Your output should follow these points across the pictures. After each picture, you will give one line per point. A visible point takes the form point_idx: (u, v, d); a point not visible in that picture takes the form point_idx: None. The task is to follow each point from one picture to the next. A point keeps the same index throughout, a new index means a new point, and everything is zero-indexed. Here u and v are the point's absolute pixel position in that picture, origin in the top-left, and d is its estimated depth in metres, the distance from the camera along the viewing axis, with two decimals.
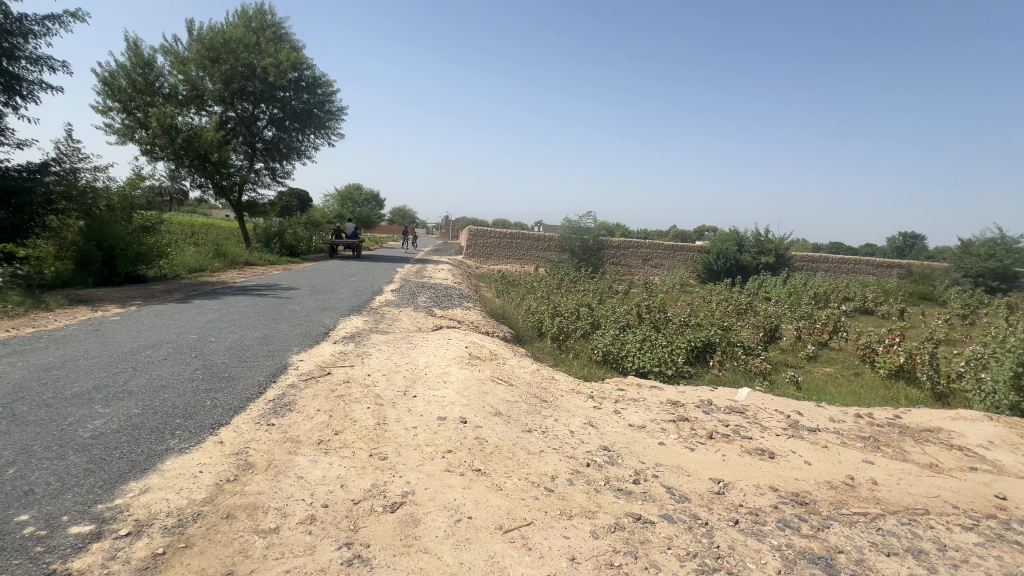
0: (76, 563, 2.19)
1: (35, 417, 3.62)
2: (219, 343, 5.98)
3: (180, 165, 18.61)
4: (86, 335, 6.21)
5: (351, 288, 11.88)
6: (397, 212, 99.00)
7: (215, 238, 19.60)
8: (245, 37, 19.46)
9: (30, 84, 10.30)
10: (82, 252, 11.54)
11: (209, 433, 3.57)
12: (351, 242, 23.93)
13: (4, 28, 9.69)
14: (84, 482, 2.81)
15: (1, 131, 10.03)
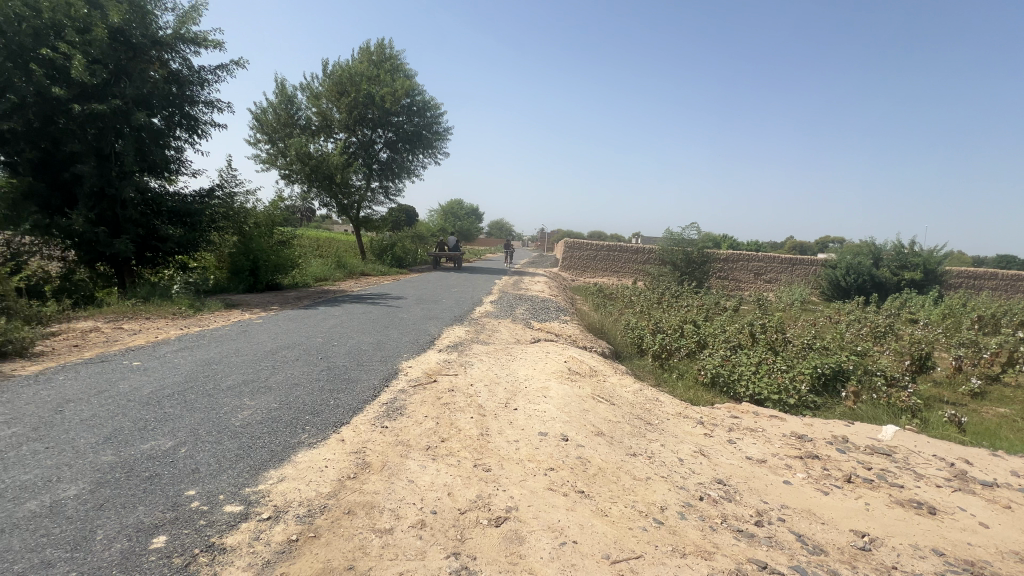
0: (230, 539, 2.49)
1: (201, 404, 4.26)
2: (340, 347, 6.59)
3: (311, 187, 21.10)
4: (236, 335, 7.20)
5: (453, 298, 12.46)
6: (495, 226, 102.21)
7: (337, 252, 21.84)
8: (367, 70, 21.60)
9: (203, 123, 12.43)
10: (235, 263, 13.58)
11: (333, 431, 3.90)
12: (453, 255, 25.19)
13: (187, 80, 11.81)
14: (235, 466, 3.22)
15: (182, 163, 12.17)
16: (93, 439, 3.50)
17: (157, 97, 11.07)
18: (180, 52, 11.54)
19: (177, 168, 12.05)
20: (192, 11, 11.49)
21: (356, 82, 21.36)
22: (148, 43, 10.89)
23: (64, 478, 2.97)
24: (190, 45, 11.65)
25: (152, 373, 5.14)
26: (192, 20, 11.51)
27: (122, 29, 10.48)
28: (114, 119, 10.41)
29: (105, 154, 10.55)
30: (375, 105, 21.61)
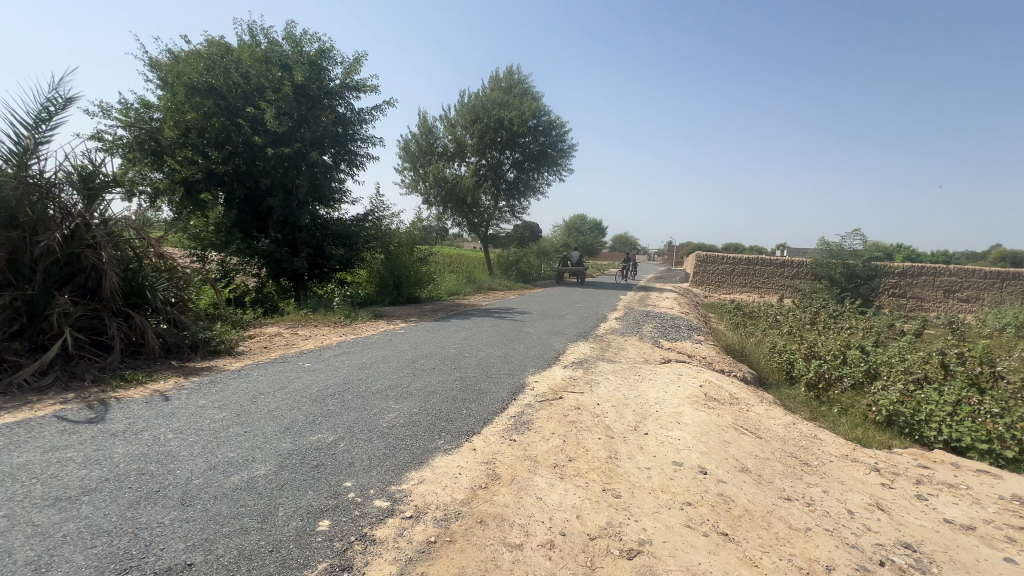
0: (379, 532, 2.73)
1: (356, 405, 4.82)
2: (471, 358, 6.96)
3: (446, 208, 22.96)
4: (383, 343, 8.06)
5: (577, 314, 12.39)
6: (619, 239, 100.01)
7: (468, 268, 23.31)
8: (497, 96, 22.95)
9: (361, 157, 14.33)
10: (383, 279, 15.33)
11: (466, 439, 4.09)
12: (576, 270, 25.18)
13: (350, 120, 13.76)
14: (383, 464, 3.55)
15: (344, 192, 14.17)
16: (277, 428, 4.16)
17: (327, 138, 13.07)
18: (346, 98, 13.51)
19: (340, 198, 14.05)
20: (355, 62, 13.39)
21: (488, 109, 22.84)
22: (322, 93, 12.96)
23: (257, 458, 3.57)
24: (353, 91, 13.59)
25: (319, 373, 5.98)
26: (355, 70, 13.42)
27: (304, 85, 12.63)
28: (296, 160, 12.53)
29: (289, 189, 12.73)
30: (504, 129, 22.80)
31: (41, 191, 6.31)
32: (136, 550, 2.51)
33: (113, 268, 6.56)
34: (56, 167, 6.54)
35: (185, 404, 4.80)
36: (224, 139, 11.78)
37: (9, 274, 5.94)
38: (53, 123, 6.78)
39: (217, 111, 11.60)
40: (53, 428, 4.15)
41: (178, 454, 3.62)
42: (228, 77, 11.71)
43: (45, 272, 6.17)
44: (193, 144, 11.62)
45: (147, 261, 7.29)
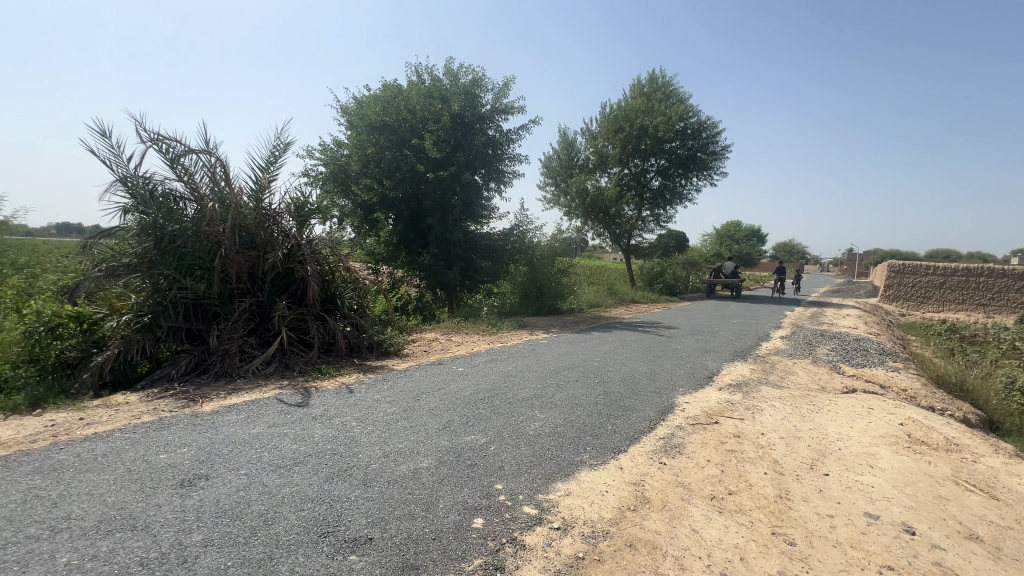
0: (528, 538, 2.80)
1: (505, 410, 5.05)
2: (615, 373, 6.78)
3: (587, 220, 22.97)
4: (528, 352, 8.34)
5: (733, 330, 11.25)
6: (781, 248, 88.69)
7: (609, 280, 22.92)
8: (641, 103, 22.35)
9: (508, 175, 15.18)
10: (526, 290, 15.96)
11: (612, 456, 3.99)
12: (730, 282, 22.96)
13: (499, 141, 14.70)
14: (531, 471, 3.65)
15: (492, 209, 15.16)
16: (436, 426, 4.57)
17: (478, 159, 14.17)
18: (495, 121, 14.51)
19: (489, 214, 15.06)
20: (504, 87, 14.31)
21: (631, 117, 22.37)
22: (475, 119, 14.12)
23: (421, 451, 3.98)
24: (501, 114, 14.53)
25: (471, 378, 6.43)
26: (504, 94, 14.34)
27: (460, 113, 13.89)
28: (452, 181, 13.81)
29: (445, 208, 14.08)
30: (648, 136, 22.06)
31: (270, 219, 8.01)
32: (332, 518, 2.98)
33: (315, 279, 8.01)
34: (280, 200, 8.24)
35: (365, 397, 5.58)
36: (395, 168, 13.56)
37: (248, 284, 7.64)
38: (278, 165, 8.57)
39: (390, 144, 13.44)
40: (275, 408, 5.18)
41: (360, 440, 4.22)
42: (399, 114, 13.48)
43: (271, 283, 7.81)
44: (372, 174, 13.62)
45: (338, 274, 8.72)
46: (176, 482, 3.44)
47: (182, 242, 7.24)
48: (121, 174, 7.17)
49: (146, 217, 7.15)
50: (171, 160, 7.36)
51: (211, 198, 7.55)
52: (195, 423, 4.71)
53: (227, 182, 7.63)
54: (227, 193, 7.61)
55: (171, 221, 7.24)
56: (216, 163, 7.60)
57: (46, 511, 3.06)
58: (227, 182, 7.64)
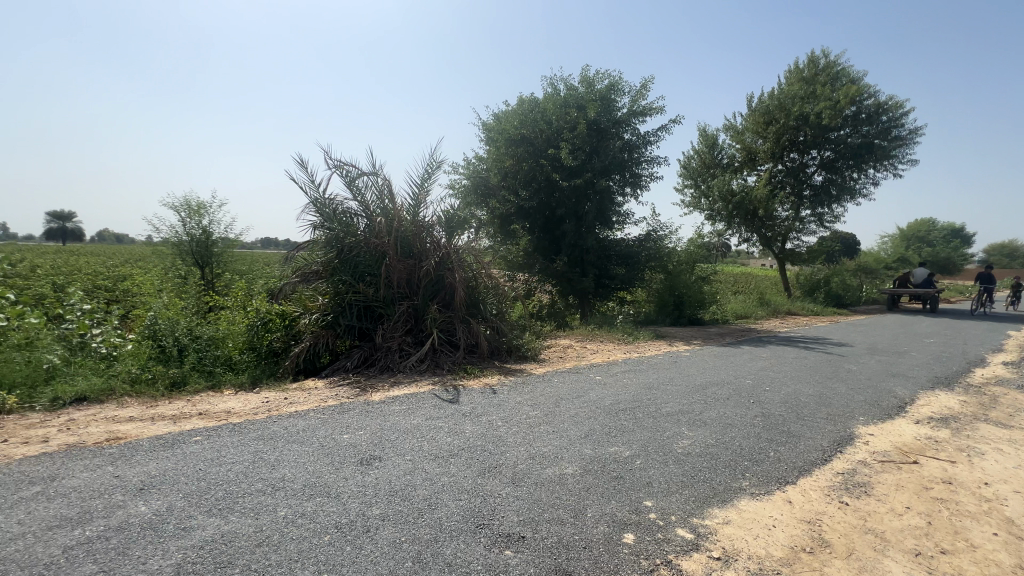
0: (684, 564, 2.65)
1: (649, 424, 4.84)
2: (774, 393, 6.05)
3: (732, 224, 20.89)
4: (669, 364, 7.90)
5: (928, 352, 9.28)
6: (994, 250, 70.98)
7: (759, 289, 20.64)
8: (800, 89, 19.86)
9: (645, 178, 14.67)
10: (663, 298, 15.28)
11: (778, 487, 3.56)
12: (922, 293, 18.98)
13: (636, 144, 14.30)
14: (683, 491, 3.44)
15: (628, 214, 14.77)
16: (579, 433, 4.58)
17: (614, 164, 13.96)
18: (632, 125, 14.17)
19: (624, 220, 14.70)
20: (641, 88, 13.89)
21: (787, 106, 19.98)
22: (611, 124, 13.95)
23: (565, 457, 4.02)
24: (639, 117, 14.13)
25: (610, 388, 6.29)
26: (641, 96, 13.93)
27: (596, 119, 13.85)
28: (587, 189, 13.82)
29: (580, 215, 14.12)
30: (809, 125, 19.46)
31: (425, 230, 8.90)
32: (487, 511, 3.16)
33: (462, 285, 8.67)
34: (433, 214, 9.10)
35: (507, 398, 5.85)
36: (531, 178, 14.01)
37: (407, 289, 8.56)
38: (431, 182, 9.48)
39: (527, 155, 13.91)
40: (430, 402, 5.71)
41: (507, 439, 4.43)
42: (536, 126, 13.93)
43: (425, 288, 8.65)
44: (508, 185, 14.22)
45: (481, 280, 9.32)
46: (357, 459, 3.99)
47: (357, 252, 8.43)
48: (313, 197, 8.61)
49: (330, 231, 8.48)
50: (350, 182, 8.63)
51: (378, 213, 8.65)
52: (368, 410, 5.41)
53: (391, 199, 8.69)
54: (391, 209, 8.66)
55: (349, 234, 8.48)
56: (383, 183, 8.69)
57: (268, 471, 3.79)
58: (391, 199, 8.69)
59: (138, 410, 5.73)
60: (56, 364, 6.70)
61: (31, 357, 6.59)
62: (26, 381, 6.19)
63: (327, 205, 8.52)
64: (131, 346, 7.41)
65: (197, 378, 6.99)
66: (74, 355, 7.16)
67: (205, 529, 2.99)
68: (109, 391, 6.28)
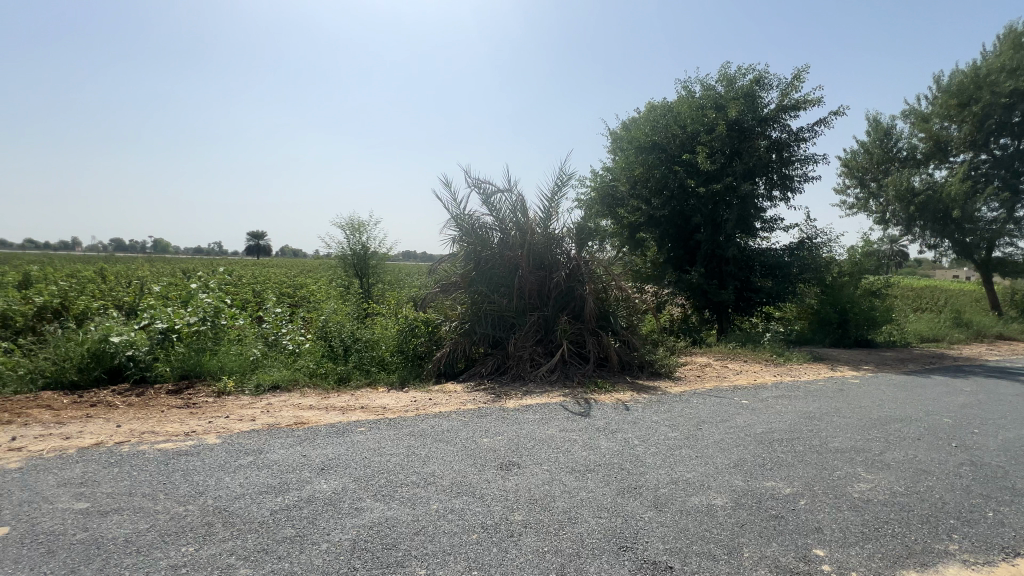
0: None
1: (812, 459, 4.25)
2: (986, 437, 4.88)
3: (913, 228, 17.39)
4: (834, 392, 6.86)
5: None
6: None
7: (953, 307, 16.93)
8: (1012, 60, 16.12)
9: (797, 179, 13.12)
10: (822, 315, 13.46)
11: (1003, 558, 2.85)
12: None
13: (787, 142, 12.88)
14: (865, 545, 2.94)
15: (775, 220, 13.33)
16: (726, 461, 4.20)
17: (759, 167, 12.72)
18: (781, 121, 12.81)
19: (771, 227, 13.27)
20: (794, 81, 12.50)
21: (992, 81, 16.28)
22: (756, 123, 12.76)
23: (712, 486, 3.71)
24: (789, 112, 12.73)
25: (760, 414, 5.67)
26: (793, 89, 12.52)
27: (738, 119, 12.79)
28: (727, 194, 12.80)
29: (718, 222, 13.16)
30: None
31: (556, 243, 9.05)
32: (629, 533, 3.06)
33: (592, 297, 8.63)
34: (564, 226, 9.23)
35: (643, 416, 5.61)
36: (662, 187, 13.40)
37: (537, 300, 8.77)
38: (562, 195, 9.63)
39: (658, 162, 13.34)
40: (563, 414, 5.75)
41: (644, 460, 4.25)
42: (669, 131, 13.32)
43: (555, 299, 8.79)
44: (638, 195, 13.76)
45: (611, 292, 9.16)
46: (497, 463, 4.18)
47: (493, 264, 8.89)
48: (453, 214, 9.33)
49: (469, 245, 9.05)
50: (487, 199, 9.17)
51: (512, 227, 9.02)
52: (505, 416, 5.64)
53: (525, 213, 9.00)
54: (525, 222, 8.96)
55: (484, 248, 8.98)
56: (517, 198, 9.06)
57: (420, 466, 4.16)
58: (523, 213, 9.01)
59: (315, 400, 6.74)
60: (258, 356, 8.22)
61: (242, 350, 8.18)
62: (239, 369, 7.71)
63: (466, 220, 9.12)
64: (310, 345, 8.79)
65: (358, 375, 7.99)
66: (270, 350, 8.72)
67: (372, 511, 3.38)
68: (294, 381, 7.51)
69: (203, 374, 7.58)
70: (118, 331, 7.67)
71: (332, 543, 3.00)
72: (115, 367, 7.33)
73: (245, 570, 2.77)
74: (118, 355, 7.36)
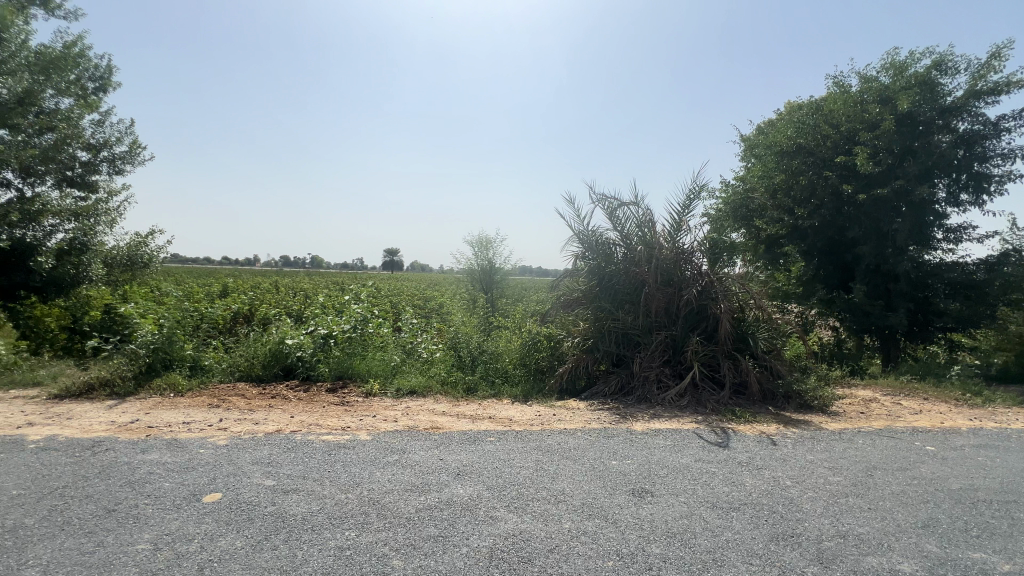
0: None
1: None
2: None
3: None
4: None
5: None
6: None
7: None
8: None
9: (996, 178, 10.77)
10: None
11: None
12: None
13: (981, 135, 10.66)
14: None
15: (964, 228, 11.06)
16: (911, 520, 3.51)
17: (941, 166, 10.70)
18: (971, 111, 10.67)
19: (960, 237, 11.00)
20: (992, 60, 10.33)
21: None
22: (936, 115, 10.79)
23: (895, 547, 3.13)
24: (984, 99, 10.54)
25: (955, 466, 4.65)
26: (990, 70, 10.36)
27: (912, 112, 10.91)
28: (895, 200, 10.92)
29: (884, 233, 11.14)
30: None
31: (685, 258, 8.57)
32: None
33: (727, 317, 7.97)
34: (695, 240, 8.71)
35: (794, 454, 4.98)
36: (810, 194, 11.91)
37: (665, 318, 8.35)
38: (692, 207, 9.12)
39: (805, 167, 11.94)
40: (697, 442, 5.34)
41: (800, 504, 3.75)
42: (817, 133, 11.81)
43: (684, 318, 8.30)
44: (780, 204, 12.43)
45: (750, 312, 8.36)
46: (628, 488, 4.03)
47: (617, 281, 8.69)
48: (577, 230, 9.35)
49: (592, 261, 8.90)
50: (612, 214, 9.05)
51: (637, 242, 8.76)
52: (633, 439, 5.43)
53: (652, 227, 8.69)
54: (651, 237, 8.66)
55: (609, 264, 8.83)
56: (643, 212, 8.81)
57: (549, 481, 4.18)
58: (651, 227, 8.70)
59: (447, 406, 7.20)
60: (398, 362, 9.07)
61: (385, 356, 9.10)
62: (382, 373, 8.57)
63: (589, 235, 8.96)
64: (441, 354, 9.44)
65: (484, 385, 8.35)
66: (407, 357, 9.56)
67: (507, 522, 3.48)
68: (428, 388, 8.11)
69: (353, 376, 8.57)
70: (291, 335, 9.05)
71: (472, 548, 3.14)
72: (289, 365, 8.66)
73: (397, 560, 3.03)
74: (291, 355, 8.68)
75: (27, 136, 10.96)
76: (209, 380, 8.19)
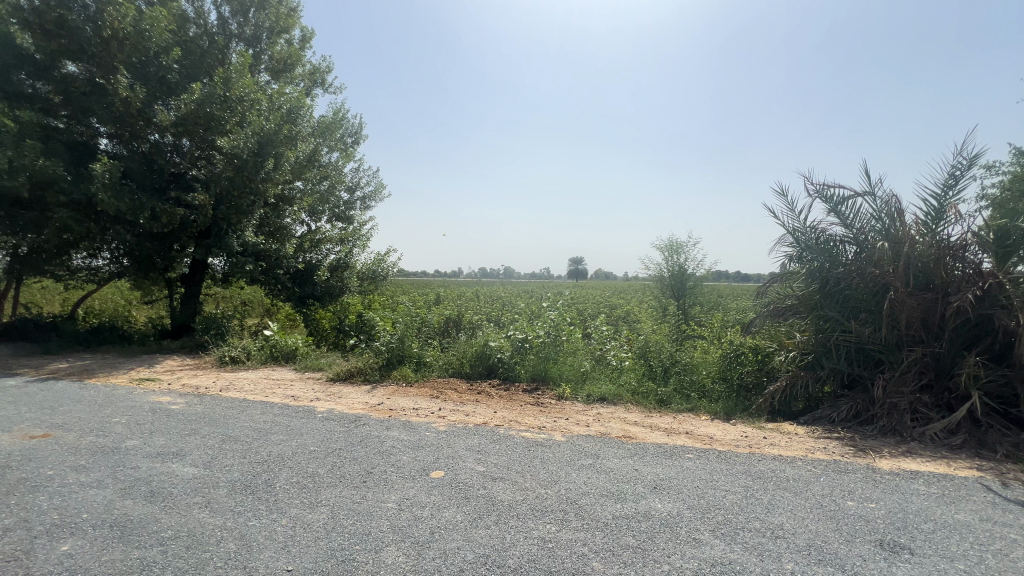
0: None
1: None
2: None
3: None
4: None
5: None
6: None
7: None
8: None
9: None
10: None
11: None
12: None
13: None
14: None
15: None
16: None
17: None
18: None
19: None
20: None
21: None
22: None
23: None
24: None
25: None
26: None
27: None
28: None
29: None
30: None
31: (952, 253, 6.63)
32: None
33: None
34: (969, 229, 6.67)
35: None
36: None
37: (923, 332, 6.56)
38: (961, 188, 7.04)
39: None
40: (983, 496, 4.04)
41: None
42: None
43: (954, 331, 6.44)
44: None
45: None
46: (874, 538, 3.29)
47: (848, 284, 7.16)
48: (789, 228, 8.06)
49: (811, 261, 7.54)
50: (837, 207, 7.59)
51: (877, 237, 7.13)
52: (877, 479, 4.41)
53: (897, 217, 6.96)
54: (897, 230, 6.95)
55: (836, 264, 7.31)
56: (883, 200, 7.16)
57: (764, 512, 3.69)
58: (898, 217, 6.97)
59: (639, 417, 7.00)
60: (587, 369, 9.25)
61: (575, 362, 9.39)
62: (573, 379, 8.87)
63: (806, 232, 7.66)
64: (631, 362, 9.25)
65: (679, 398, 7.84)
66: (596, 364, 9.66)
67: (713, 548, 3.21)
68: (618, 395, 8.04)
69: (546, 379, 9.08)
70: (493, 338, 10.05)
71: (675, 568, 2.99)
72: (491, 365, 9.61)
73: (597, 563, 3.07)
74: (492, 356, 9.63)
75: (313, 184, 14.75)
76: (429, 374, 9.67)
